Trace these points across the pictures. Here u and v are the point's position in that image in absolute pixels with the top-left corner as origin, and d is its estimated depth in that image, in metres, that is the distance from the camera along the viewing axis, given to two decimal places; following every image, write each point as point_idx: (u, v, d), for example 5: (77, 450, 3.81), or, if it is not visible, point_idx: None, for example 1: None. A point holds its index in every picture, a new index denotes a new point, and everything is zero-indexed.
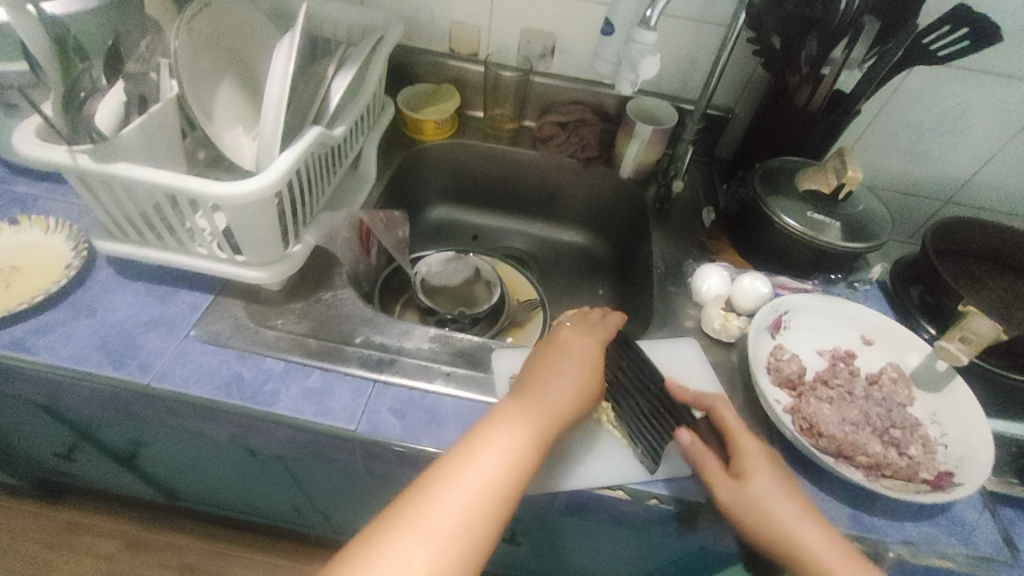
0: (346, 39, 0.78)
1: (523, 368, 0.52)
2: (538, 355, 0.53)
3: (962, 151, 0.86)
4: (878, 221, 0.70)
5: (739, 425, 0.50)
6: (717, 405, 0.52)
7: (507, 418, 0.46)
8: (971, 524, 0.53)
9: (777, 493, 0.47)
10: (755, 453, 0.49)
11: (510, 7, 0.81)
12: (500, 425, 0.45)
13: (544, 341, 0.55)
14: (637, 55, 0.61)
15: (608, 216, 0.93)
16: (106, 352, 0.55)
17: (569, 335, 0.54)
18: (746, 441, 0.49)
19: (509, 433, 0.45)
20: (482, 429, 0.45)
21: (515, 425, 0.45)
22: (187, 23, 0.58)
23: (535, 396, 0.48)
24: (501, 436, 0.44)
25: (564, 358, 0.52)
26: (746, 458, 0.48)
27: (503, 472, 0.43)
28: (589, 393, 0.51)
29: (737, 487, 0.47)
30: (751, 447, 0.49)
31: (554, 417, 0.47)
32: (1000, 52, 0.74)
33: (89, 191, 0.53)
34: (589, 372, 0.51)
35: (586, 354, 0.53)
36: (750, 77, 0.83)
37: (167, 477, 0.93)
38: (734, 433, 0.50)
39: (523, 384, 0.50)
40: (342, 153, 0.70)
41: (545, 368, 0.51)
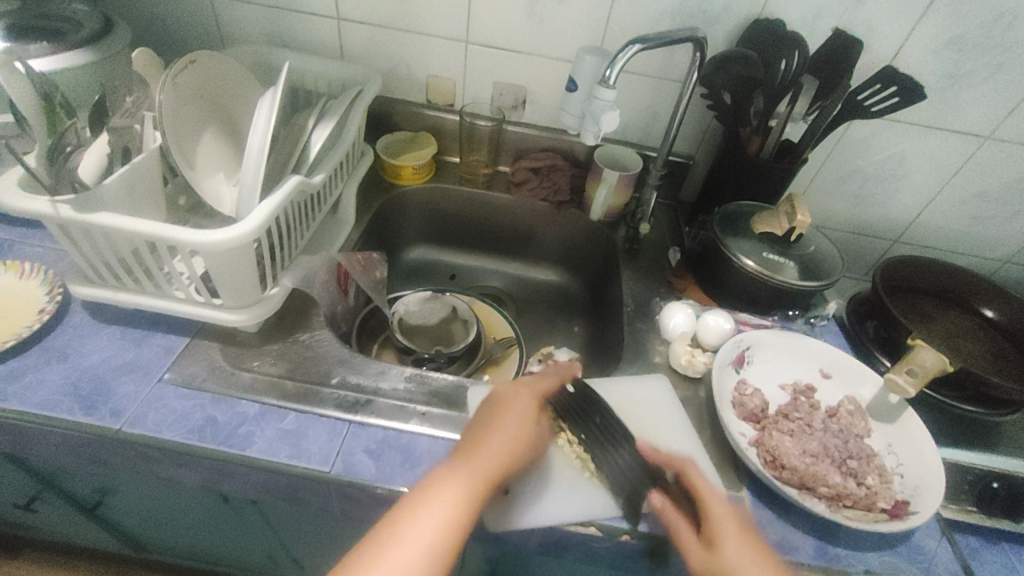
0: (327, 91, 0.83)
1: (468, 427, 0.52)
2: (483, 412, 0.53)
3: (904, 195, 0.93)
4: (829, 260, 0.75)
5: (709, 488, 0.50)
6: (689, 469, 0.51)
7: (444, 482, 0.46)
8: (930, 553, 0.55)
9: (746, 559, 0.46)
10: (724, 519, 0.48)
11: (483, 62, 0.86)
12: (439, 486, 0.46)
13: (488, 398, 0.55)
14: (599, 111, 0.66)
15: (581, 256, 0.96)
16: (76, 398, 0.54)
17: (512, 391, 0.55)
18: (717, 507, 0.49)
19: (448, 496, 0.45)
20: (422, 489, 0.46)
21: (453, 486, 0.46)
22: (173, 78, 0.61)
23: (473, 457, 0.48)
24: (441, 495, 0.45)
25: (505, 417, 0.52)
26: (716, 526, 0.48)
27: (443, 534, 0.43)
28: (527, 449, 0.51)
29: (708, 557, 0.47)
30: (722, 514, 0.49)
31: (490, 477, 0.47)
32: (927, 108, 0.82)
33: (68, 238, 0.54)
34: (528, 429, 0.52)
35: (526, 413, 0.53)
36: (707, 127, 0.90)
37: (134, 528, 0.89)
38: (704, 494, 0.49)
39: (463, 444, 0.50)
40: (321, 198, 0.73)
41: (487, 427, 0.51)
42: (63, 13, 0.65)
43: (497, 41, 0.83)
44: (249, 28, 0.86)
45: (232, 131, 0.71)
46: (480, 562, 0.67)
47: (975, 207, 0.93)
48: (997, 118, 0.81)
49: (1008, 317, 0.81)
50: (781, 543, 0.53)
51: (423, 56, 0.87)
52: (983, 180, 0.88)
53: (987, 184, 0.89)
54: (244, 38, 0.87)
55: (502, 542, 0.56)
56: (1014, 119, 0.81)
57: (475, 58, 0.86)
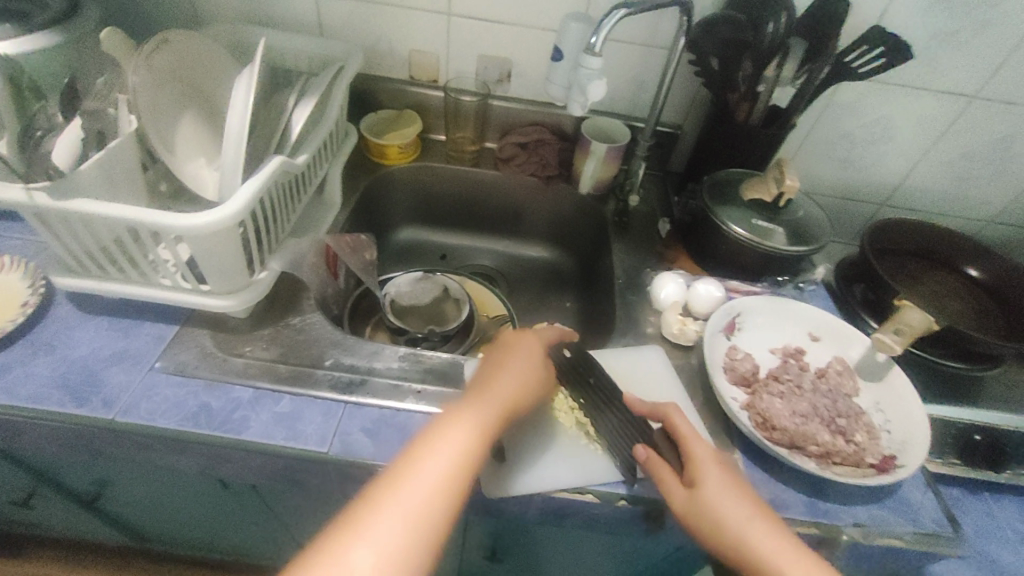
0: (307, 69, 0.80)
1: (477, 372, 0.55)
2: (490, 357, 0.56)
3: (892, 157, 0.93)
4: (817, 224, 0.76)
5: (693, 431, 0.52)
6: (674, 415, 0.53)
7: (456, 417, 0.47)
8: (917, 504, 0.57)
9: (729, 502, 0.48)
10: (707, 460, 0.50)
11: (466, 35, 0.84)
12: (453, 418, 0.47)
13: (494, 346, 0.58)
14: (585, 80, 0.65)
15: (571, 231, 0.96)
16: (67, 389, 0.54)
17: (517, 336, 0.58)
18: (699, 449, 0.51)
19: (462, 427, 0.47)
20: (436, 422, 0.47)
21: (467, 419, 0.47)
22: (145, 58, 0.59)
23: (484, 395, 0.50)
24: (453, 428, 0.46)
25: (511, 358, 0.54)
26: (698, 469, 0.50)
27: (457, 465, 0.44)
28: (536, 386, 0.54)
29: (689, 497, 0.49)
30: (702, 454, 0.50)
31: (501, 411, 0.49)
32: (914, 68, 0.81)
33: (47, 228, 0.52)
34: (536, 368, 0.55)
35: (531, 355, 0.55)
36: (695, 96, 0.89)
37: (135, 518, 0.90)
38: (687, 441, 0.51)
39: (474, 385, 0.52)
40: (306, 180, 0.71)
41: (495, 369, 0.53)
42: None
43: (479, 11, 0.81)
44: (221, 5, 0.83)
45: (211, 112, 0.69)
46: (481, 534, 0.69)
47: (960, 167, 0.93)
48: (983, 76, 0.81)
49: (990, 273, 0.82)
50: (774, 501, 0.55)
51: (404, 29, 0.84)
52: (969, 140, 0.89)
53: (972, 144, 0.89)
54: (217, 16, 0.84)
55: (501, 512, 0.57)
56: (1000, 76, 0.81)
57: (458, 31, 0.84)
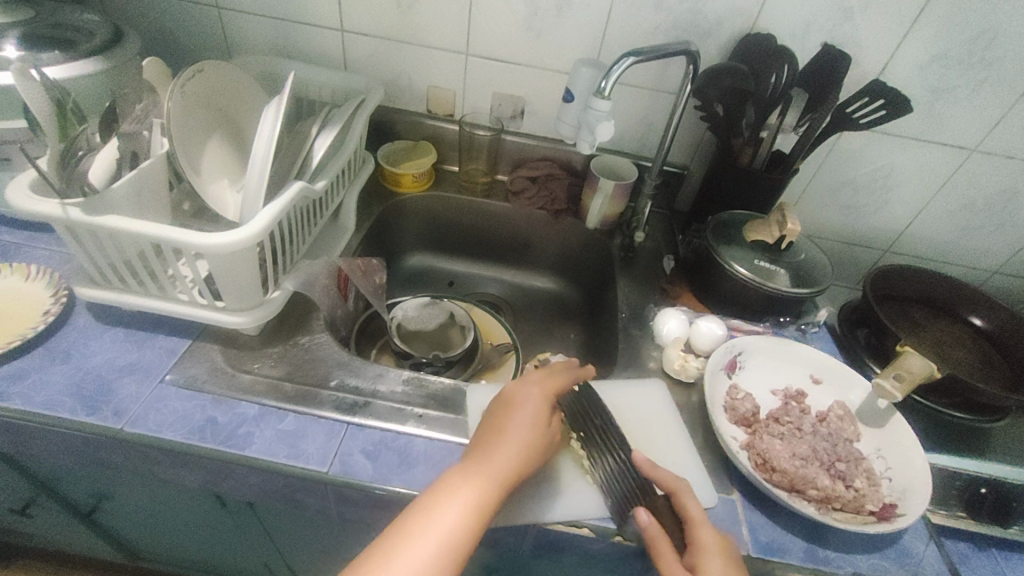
0: (330, 100, 0.85)
1: (480, 427, 0.53)
2: (495, 411, 0.54)
3: (894, 205, 0.95)
4: (819, 267, 0.77)
5: (701, 514, 0.49)
6: (683, 493, 0.51)
7: (456, 486, 0.47)
8: (918, 555, 0.56)
9: None
10: (713, 548, 0.47)
11: (483, 74, 0.88)
12: (452, 489, 0.47)
13: (499, 398, 0.56)
14: (594, 121, 0.68)
15: (578, 263, 0.98)
16: (79, 397, 0.55)
17: (524, 392, 0.55)
18: (707, 536, 0.48)
19: (459, 503, 0.46)
20: (435, 495, 0.47)
21: (464, 498, 0.46)
22: (181, 86, 0.62)
23: (485, 461, 0.49)
24: (451, 503, 0.46)
25: (516, 417, 0.53)
26: (702, 553, 0.47)
27: (449, 545, 0.44)
28: (539, 451, 0.52)
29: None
30: (709, 541, 0.48)
31: (498, 485, 0.48)
32: (913, 121, 0.84)
33: (75, 240, 0.55)
34: (537, 432, 0.52)
35: (537, 412, 0.54)
36: (701, 139, 0.92)
37: (129, 533, 0.89)
38: (696, 523, 0.49)
39: (473, 452, 0.51)
40: (323, 204, 0.74)
41: (498, 429, 0.52)
42: (75, 23, 0.67)
43: (496, 53, 0.86)
44: (255, 40, 0.88)
45: (237, 138, 0.73)
46: (476, 565, 0.68)
47: (962, 218, 0.95)
48: (983, 131, 0.83)
49: (994, 324, 0.82)
50: (772, 545, 0.54)
51: (424, 67, 0.89)
52: (970, 191, 0.91)
53: (974, 195, 0.91)
54: (249, 48, 0.89)
55: (497, 542, 0.56)
56: (999, 132, 0.83)
57: (475, 70, 0.88)
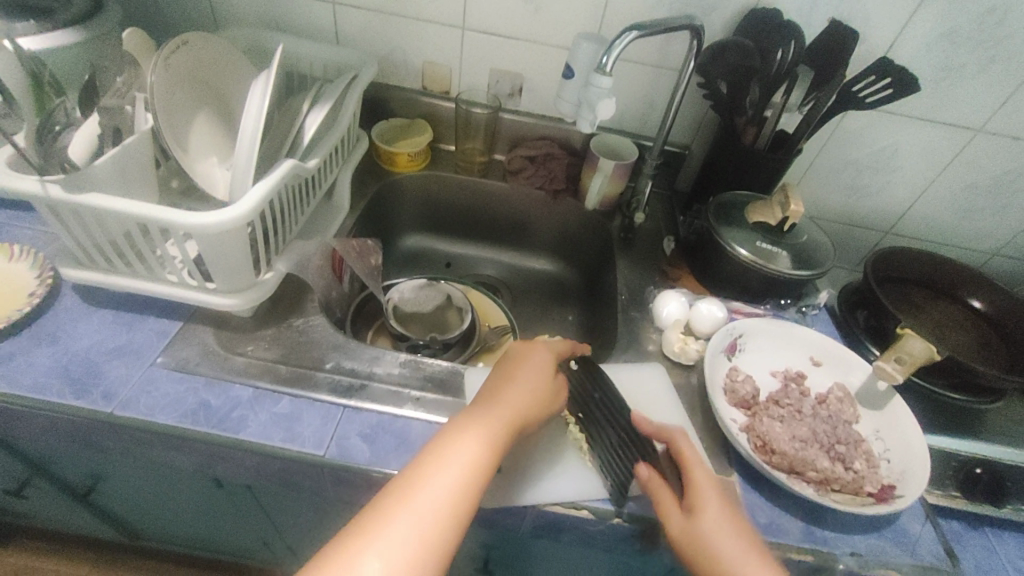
0: (322, 75, 0.82)
1: (487, 380, 0.54)
2: (502, 366, 0.55)
3: (897, 186, 0.94)
4: (821, 249, 0.76)
5: (698, 457, 0.50)
6: (679, 440, 0.51)
7: (468, 426, 0.47)
8: (915, 535, 0.56)
9: (722, 528, 0.46)
10: (707, 487, 0.48)
11: (480, 48, 0.86)
12: (464, 429, 0.47)
13: (505, 355, 0.57)
14: (595, 98, 0.66)
15: (577, 245, 0.96)
16: (68, 380, 0.54)
17: (529, 348, 0.56)
18: (702, 476, 0.49)
19: (472, 439, 0.46)
20: (448, 435, 0.47)
21: (477, 435, 0.47)
22: (165, 59, 0.60)
23: (495, 405, 0.50)
24: (465, 440, 0.46)
25: (523, 369, 0.54)
26: (698, 494, 0.48)
27: (463, 484, 0.44)
28: (545, 400, 0.53)
29: (685, 525, 0.47)
30: (705, 481, 0.48)
31: (506, 428, 0.48)
32: (919, 100, 0.82)
33: (58, 219, 0.53)
34: (543, 382, 0.53)
35: (544, 366, 0.55)
36: (704, 117, 0.89)
37: (127, 514, 0.89)
38: (691, 465, 0.49)
39: (482, 397, 0.51)
40: (316, 183, 0.72)
41: (506, 379, 0.53)
42: None
43: (493, 27, 0.83)
44: (242, 11, 0.85)
45: (226, 114, 0.70)
46: (474, 545, 0.68)
47: (965, 199, 0.94)
48: (990, 110, 0.82)
49: (994, 306, 0.82)
50: (770, 526, 0.54)
51: (418, 41, 0.86)
52: (975, 172, 0.89)
53: (977, 176, 0.90)
54: (236, 21, 0.86)
55: (496, 524, 0.56)
56: (1006, 111, 0.81)
57: (472, 45, 0.85)
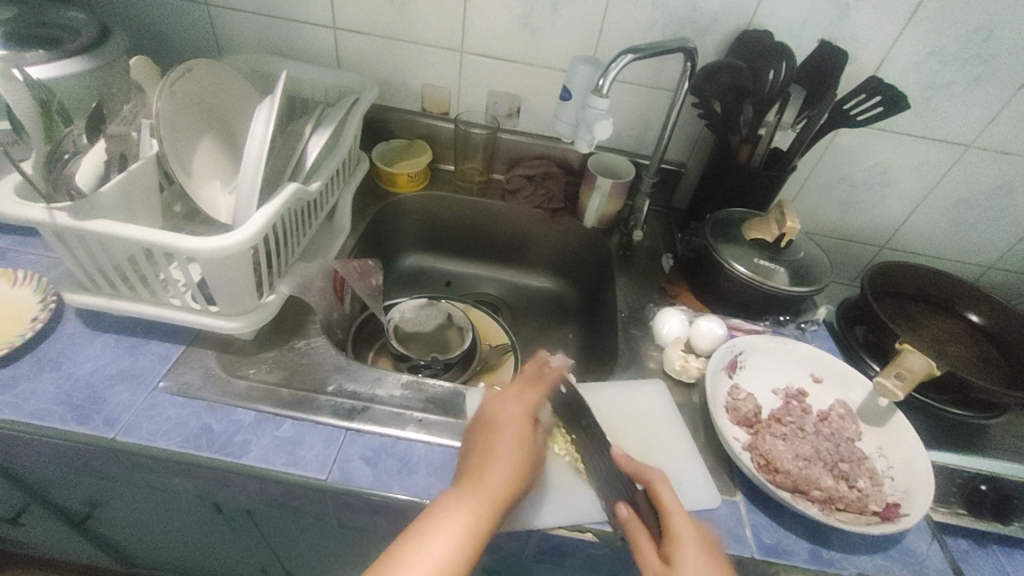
0: (324, 99, 0.84)
1: (465, 451, 0.51)
2: (478, 435, 0.52)
3: (890, 201, 0.95)
4: (818, 265, 0.76)
5: (677, 503, 0.47)
6: (658, 482, 0.49)
7: (447, 516, 0.45)
8: (922, 555, 0.56)
9: None
10: (688, 538, 0.45)
11: (478, 71, 0.87)
12: (444, 517, 0.44)
13: (482, 419, 0.53)
14: (592, 119, 0.67)
15: (576, 262, 0.97)
16: (70, 407, 0.54)
17: (506, 411, 0.53)
18: (681, 524, 0.46)
19: (451, 529, 0.44)
20: (424, 525, 0.44)
21: (456, 523, 0.44)
22: (171, 86, 0.61)
23: (476, 486, 0.47)
24: (444, 530, 0.44)
25: (503, 439, 0.50)
26: (675, 545, 0.45)
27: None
28: (526, 472, 0.50)
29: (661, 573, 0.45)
30: (684, 531, 0.46)
31: (492, 508, 0.46)
32: (909, 118, 0.84)
33: (63, 245, 0.54)
34: (524, 451, 0.50)
35: (522, 432, 0.51)
36: (699, 136, 0.91)
37: (124, 540, 0.88)
38: (669, 516, 0.47)
39: (463, 474, 0.49)
40: (318, 205, 0.73)
41: (485, 453, 0.49)
42: (58, 21, 0.65)
43: (491, 50, 0.84)
44: (246, 38, 0.86)
45: (229, 138, 0.71)
46: (478, 569, 0.67)
47: (957, 214, 0.95)
48: (979, 126, 0.83)
49: (990, 320, 0.83)
50: (774, 546, 0.54)
51: (418, 65, 0.88)
52: (966, 187, 0.91)
53: (970, 191, 0.91)
54: (240, 47, 0.88)
55: (499, 547, 0.56)
56: (995, 128, 0.83)
57: (470, 68, 0.87)
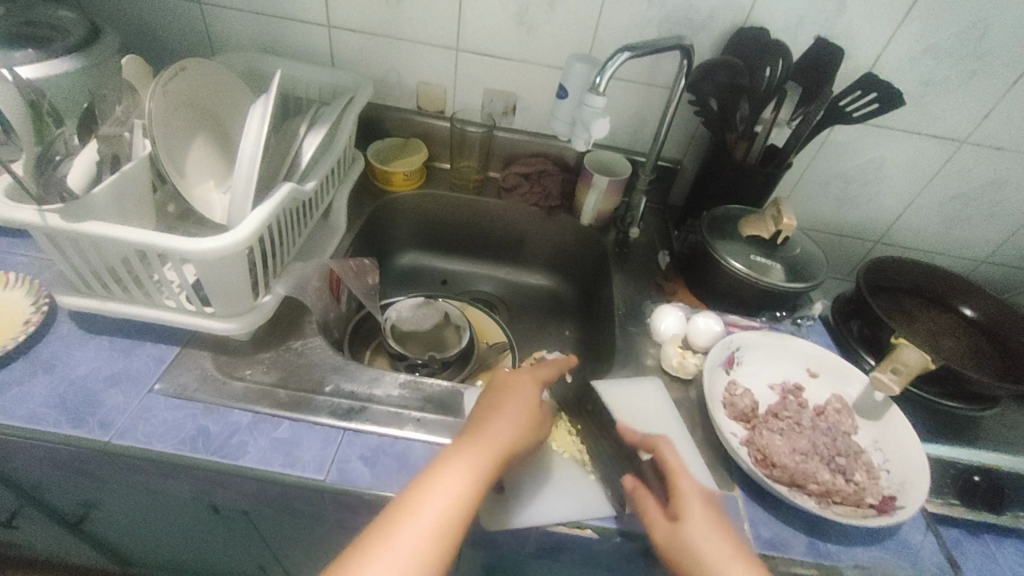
0: (318, 98, 0.83)
1: (472, 410, 0.53)
2: (486, 397, 0.54)
3: (885, 197, 0.95)
4: (814, 261, 0.77)
5: (682, 466, 0.51)
6: (663, 448, 0.52)
7: (458, 456, 0.47)
8: (918, 547, 0.57)
9: (707, 536, 0.47)
10: (694, 496, 0.49)
11: (473, 69, 0.87)
12: (454, 456, 0.47)
13: (489, 384, 0.56)
14: (589, 117, 0.67)
15: (572, 260, 0.97)
16: (64, 410, 0.53)
17: (513, 377, 0.56)
18: (688, 485, 0.49)
19: (462, 465, 0.46)
20: (436, 462, 0.46)
21: (466, 461, 0.46)
22: (163, 85, 0.60)
23: (484, 432, 0.49)
24: (456, 465, 0.46)
25: (510, 397, 0.53)
26: (680, 501, 0.48)
27: (451, 509, 0.43)
28: (532, 430, 0.52)
29: (668, 529, 0.48)
30: (691, 492, 0.49)
31: (499, 452, 0.48)
32: (903, 114, 0.84)
33: (54, 246, 0.53)
34: (531, 409, 0.53)
35: (528, 394, 0.54)
36: (694, 133, 0.91)
37: (121, 541, 0.87)
38: (676, 476, 0.50)
39: (471, 425, 0.51)
40: (313, 205, 0.73)
41: (493, 408, 0.52)
42: (47, 19, 0.65)
43: (486, 48, 0.84)
44: (239, 36, 0.86)
45: (222, 138, 0.71)
46: (477, 566, 0.67)
47: (951, 209, 0.95)
48: (973, 122, 0.84)
49: (984, 314, 0.83)
50: (772, 540, 0.54)
51: (413, 62, 0.87)
52: (960, 182, 0.91)
53: (963, 186, 0.92)
54: (232, 45, 0.87)
55: (498, 545, 0.56)
56: (988, 123, 0.84)
57: (465, 66, 0.87)
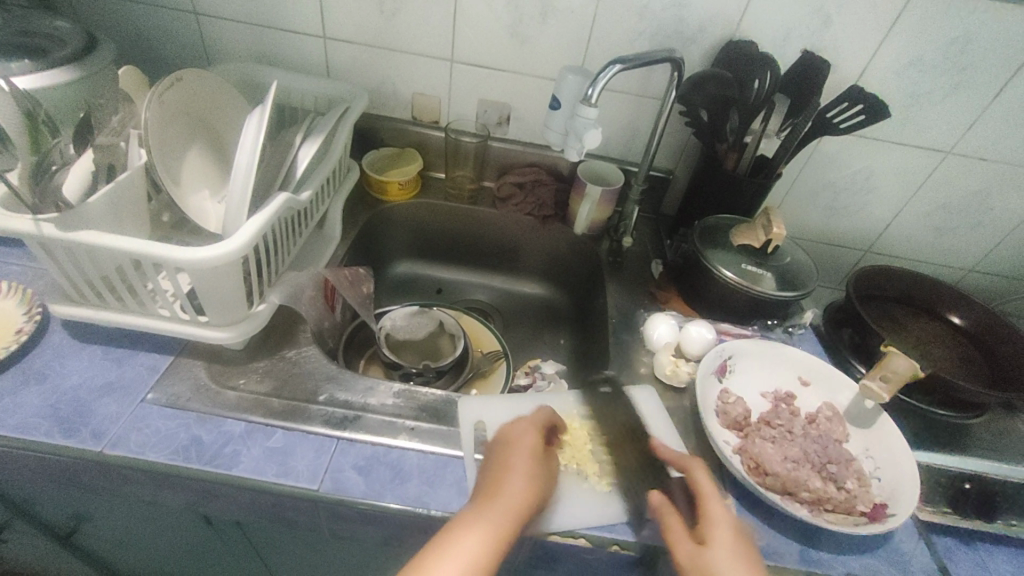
0: (313, 108, 0.84)
1: (483, 469, 0.53)
2: (496, 454, 0.54)
3: (873, 207, 0.97)
4: (804, 270, 0.78)
5: (714, 490, 0.50)
6: (696, 471, 0.52)
7: (473, 517, 0.46)
8: (908, 555, 0.57)
9: (733, 565, 0.46)
10: (723, 522, 0.48)
11: (468, 80, 0.88)
12: (468, 519, 0.46)
13: (496, 440, 0.55)
14: (582, 128, 0.68)
15: (567, 269, 0.98)
16: (56, 420, 0.53)
17: (519, 430, 0.56)
18: (716, 510, 0.49)
19: (479, 526, 0.45)
20: (452, 525, 0.45)
21: (481, 522, 0.45)
22: (159, 96, 0.61)
23: (497, 491, 0.48)
24: (472, 527, 0.45)
25: (518, 452, 0.53)
26: (710, 526, 0.48)
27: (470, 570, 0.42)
28: (544, 485, 0.51)
29: (694, 553, 0.47)
30: (721, 517, 0.48)
31: (515, 510, 0.47)
32: (890, 125, 0.86)
33: (48, 255, 0.53)
34: (539, 463, 0.53)
35: (535, 448, 0.54)
36: (686, 144, 0.92)
37: (111, 554, 0.86)
38: (705, 498, 0.50)
39: (484, 485, 0.50)
40: (308, 214, 0.73)
41: (503, 465, 0.51)
42: (43, 30, 0.65)
43: (480, 60, 0.85)
44: (235, 46, 0.86)
45: (218, 147, 0.71)
46: None
47: (938, 218, 0.97)
48: (957, 133, 0.85)
49: (971, 321, 0.84)
50: (765, 548, 0.55)
51: (408, 73, 0.88)
52: (946, 192, 0.93)
53: (949, 196, 0.93)
54: (229, 55, 0.88)
55: None
56: (972, 134, 0.85)
57: (460, 76, 0.88)
